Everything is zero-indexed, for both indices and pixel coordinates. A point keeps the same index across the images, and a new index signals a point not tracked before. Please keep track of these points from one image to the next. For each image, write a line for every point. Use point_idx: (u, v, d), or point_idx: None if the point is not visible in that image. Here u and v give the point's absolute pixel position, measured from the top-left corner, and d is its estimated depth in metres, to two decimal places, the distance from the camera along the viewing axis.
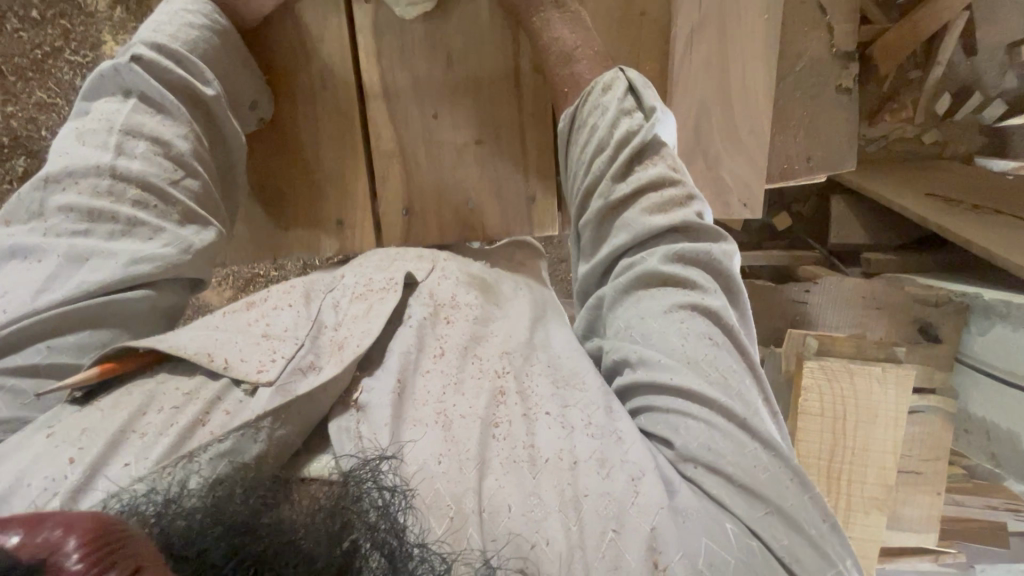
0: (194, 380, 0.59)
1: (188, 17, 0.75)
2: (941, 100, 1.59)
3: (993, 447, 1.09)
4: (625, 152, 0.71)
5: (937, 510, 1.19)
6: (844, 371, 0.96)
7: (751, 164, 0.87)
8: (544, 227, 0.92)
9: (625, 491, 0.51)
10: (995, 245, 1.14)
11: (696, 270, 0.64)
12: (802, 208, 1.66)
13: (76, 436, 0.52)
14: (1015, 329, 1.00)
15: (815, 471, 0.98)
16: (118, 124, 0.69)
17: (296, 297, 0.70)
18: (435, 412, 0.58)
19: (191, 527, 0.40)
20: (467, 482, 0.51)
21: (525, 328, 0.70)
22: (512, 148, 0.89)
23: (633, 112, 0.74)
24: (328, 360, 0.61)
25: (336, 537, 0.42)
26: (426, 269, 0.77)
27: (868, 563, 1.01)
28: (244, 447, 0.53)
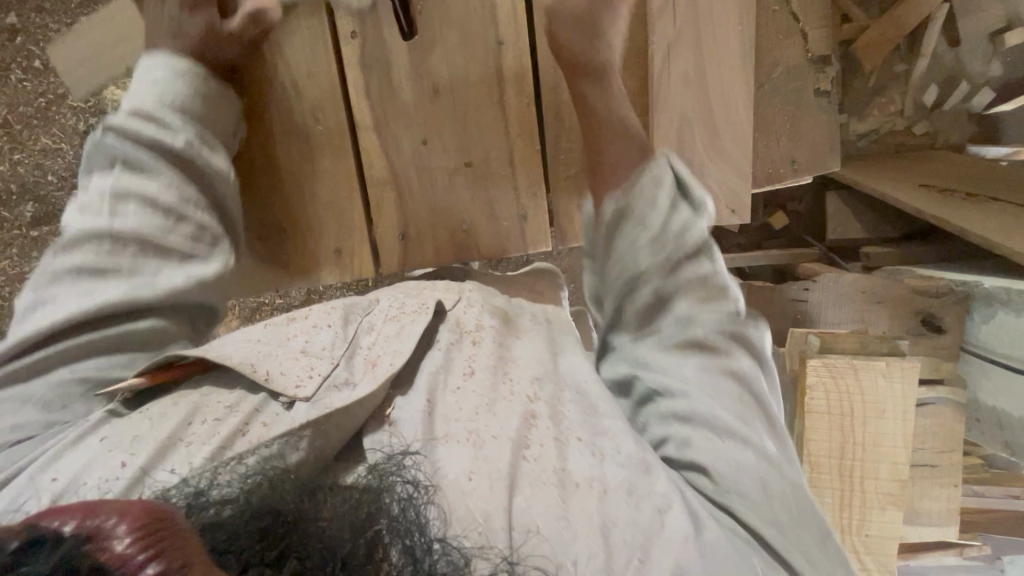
0: (234, 393, 0.62)
1: (153, 73, 0.77)
2: (928, 92, 1.61)
3: (1006, 434, 1.09)
4: (675, 249, 0.66)
5: (956, 503, 1.17)
6: (849, 368, 0.95)
7: (736, 170, 0.89)
8: (538, 244, 0.94)
9: (653, 522, 0.54)
10: (993, 234, 1.15)
11: (727, 338, 0.65)
12: (798, 207, 1.67)
13: (127, 442, 0.56)
14: (1016, 315, 1.01)
15: (828, 469, 0.98)
16: (108, 191, 0.72)
17: (334, 317, 0.72)
18: (465, 431, 0.59)
19: (222, 516, 0.43)
20: (498, 500, 0.53)
21: (548, 354, 0.72)
22: (502, 168, 0.91)
23: (683, 204, 0.69)
24: (363, 376, 0.64)
25: (359, 528, 0.44)
26: (454, 298, 0.79)
27: (888, 560, 1.00)
28: (286, 451, 0.56)
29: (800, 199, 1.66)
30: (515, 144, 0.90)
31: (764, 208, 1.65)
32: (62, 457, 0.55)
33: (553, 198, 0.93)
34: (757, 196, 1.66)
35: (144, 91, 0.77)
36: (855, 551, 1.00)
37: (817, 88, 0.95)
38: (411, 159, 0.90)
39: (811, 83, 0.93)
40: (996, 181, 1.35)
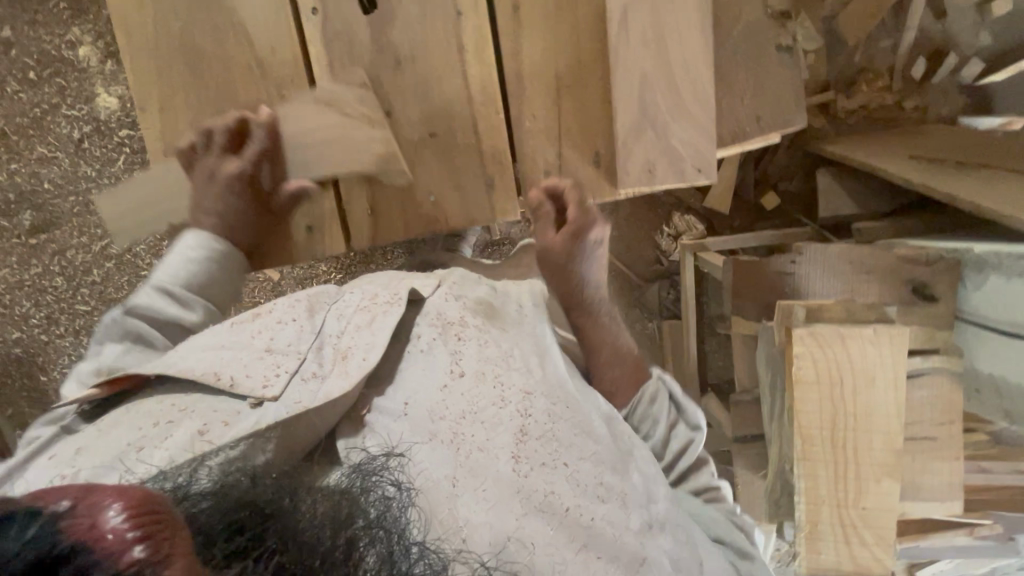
0: (191, 397, 0.74)
1: (189, 255, 0.86)
2: (916, 66, 1.59)
3: (1005, 403, 1.06)
4: (680, 455, 0.93)
5: (959, 477, 1.14)
6: (836, 337, 0.92)
7: (701, 130, 0.89)
8: (507, 213, 0.95)
9: (628, 552, 0.75)
10: (982, 197, 1.13)
11: (717, 495, 0.93)
12: (789, 186, 1.67)
13: (71, 456, 0.67)
14: (1008, 279, 0.99)
15: (820, 442, 0.96)
16: (108, 365, 0.77)
17: (299, 311, 0.86)
18: (449, 430, 0.76)
19: (214, 507, 0.51)
20: (486, 509, 0.71)
21: (538, 363, 0.86)
22: (467, 139, 0.93)
23: (679, 423, 0.96)
24: (331, 368, 0.79)
25: (339, 527, 0.53)
26: (433, 286, 0.93)
27: (888, 534, 0.98)
28: (252, 453, 0.67)
29: (791, 178, 1.67)
30: (487, 117, 0.92)
31: (754, 189, 1.67)
32: (25, 473, 0.68)
33: (521, 169, 0.95)
34: (746, 178, 1.67)
35: (174, 269, 0.85)
36: (852, 526, 0.98)
37: (778, 44, 0.92)
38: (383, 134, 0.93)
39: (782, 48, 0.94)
40: (986, 148, 1.33)
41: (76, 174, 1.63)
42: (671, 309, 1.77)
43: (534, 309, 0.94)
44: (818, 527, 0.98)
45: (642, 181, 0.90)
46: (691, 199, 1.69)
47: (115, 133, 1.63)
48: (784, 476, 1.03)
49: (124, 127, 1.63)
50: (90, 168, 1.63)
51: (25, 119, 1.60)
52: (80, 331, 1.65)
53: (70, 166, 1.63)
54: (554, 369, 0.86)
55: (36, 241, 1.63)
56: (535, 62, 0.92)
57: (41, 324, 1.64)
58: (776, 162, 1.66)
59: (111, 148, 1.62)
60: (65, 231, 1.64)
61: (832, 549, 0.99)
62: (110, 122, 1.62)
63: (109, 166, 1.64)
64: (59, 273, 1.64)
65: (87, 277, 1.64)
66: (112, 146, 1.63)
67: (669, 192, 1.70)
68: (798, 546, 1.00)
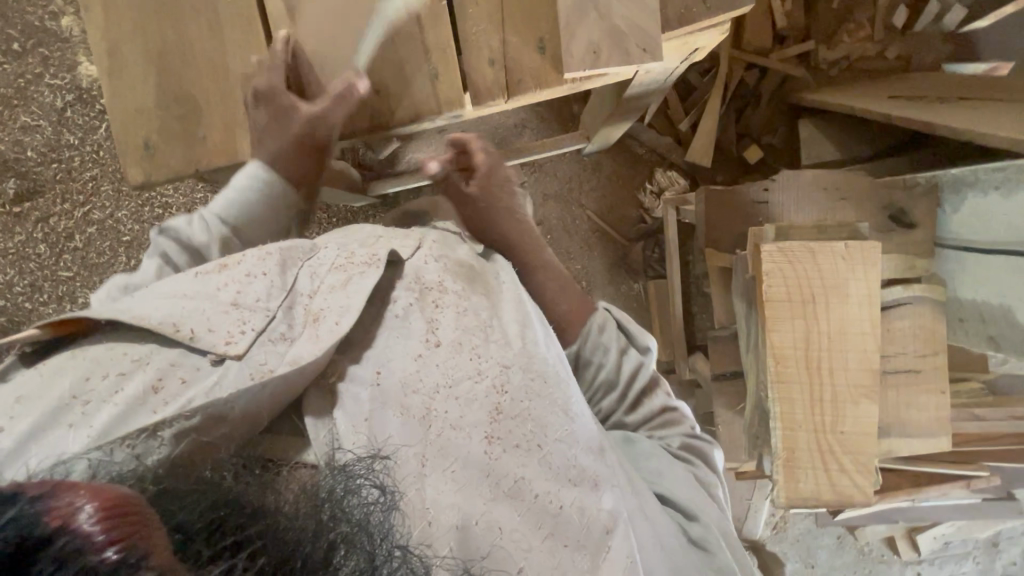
0: (145, 346, 0.63)
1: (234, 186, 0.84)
2: (896, 14, 1.58)
3: (990, 329, 1.02)
4: (637, 386, 0.86)
5: (945, 411, 1.08)
6: (806, 252, 0.91)
7: (644, 7, 0.79)
8: (451, 104, 0.88)
9: (598, 543, 0.65)
10: (961, 122, 1.11)
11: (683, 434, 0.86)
12: (772, 139, 1.66)
13: (6, 405, 0.57)
14: (986, 194, 0.99)
15: (793, 363, 0.94)
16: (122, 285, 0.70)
17: (270, 264, 0.71)
18: (421, 405, 0.64)
19: (174, 508, 0.43)
20: (454, 498, 0.60)
21: (519, 331, 0.73)
22: (406, 28, 0.87)
23: (630, 349, 0.88)
24: (302, 332, 0.67)
25: (322, 530, 0.46)
26: (412, 247, 0.78)
27: (867, 459, 0.95)
28: (210, 427, 0.57)
29: (774, 131, 1.66)
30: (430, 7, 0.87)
31: (736, 144, 1.67)
32: None
33: (466, 59, 0.88)
34: (728, 131, 1.67)
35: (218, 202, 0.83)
36: (831, 452, 0.95)
37: None
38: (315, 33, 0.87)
39: None
40: (968, 88, 1.33)
41: (59, 142, 1.64)
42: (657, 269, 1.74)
43: (506, 276, 0.83)
44: (796, 455, 0.95)
45: (586, 66, 0.80)
46: (674, 155, 1.68)
47: (97, 100, 1.64)
48: (761, 407, 1.00)
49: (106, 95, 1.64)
50: (72, 136, 1.64)
51: (9, 89, 1.62)
52: (60, 299, 1.64)
53: (53, 134, 1.63)
54: (538, 344, 0.73)
55: (20, 209, 1.64)
56: None
57: (22, 291, 1.63)
58: (758, 115, 1.66)
59: (94, 114, 1.63)
60: (48, 199, 1.64)
61: (811, 478, 0.95)
62: (92, 90, 1.63)
63: (92, 134, 1.65)
64: (41, 240, 1.64)
65: (68, 245, 1.64)
66: (94, 114, 1.64)
67: (651, 149, 1.70)
68: (775, 475, 0.96)
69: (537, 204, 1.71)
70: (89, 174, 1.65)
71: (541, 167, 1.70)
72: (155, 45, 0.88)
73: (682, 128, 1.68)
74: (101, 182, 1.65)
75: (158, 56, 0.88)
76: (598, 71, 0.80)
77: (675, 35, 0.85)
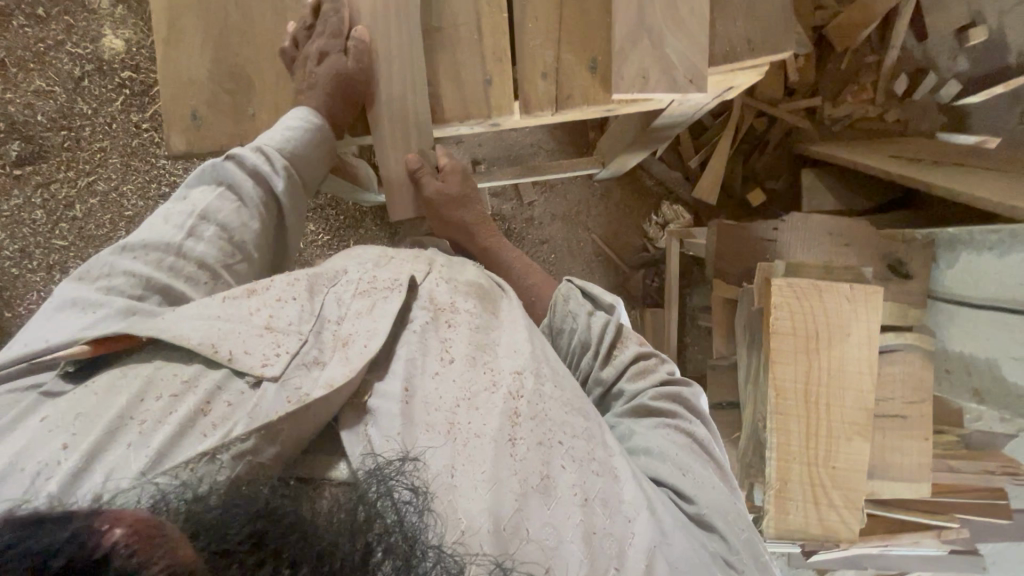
0: (192, 368, 0.65)
1: (290, 123, 0.92)
2: (899, 81, 1.68)
3: (975, 381, 1.08)
4: (604, 345, 0.84)
5: (929, 457, 1.11)
6: (813, 290, 0.96)
7: (694, 43, 0.84)
8: (501, 111, 0.93)
9: (624, 529, 0.64)
10: (957, 184, 1.18)
11: (674, 400, 0.80)
12: (775, 185, 1.75)
13: (69, 422, 0.59)
14: (981, 254, 1.04)
15: (793, 397, 0.96)
16: (198, 209, 0.82)
17: (299, 289, 0.74)
18: (446, 420, 0.66)
19: (220, 517, 0.46)
20: (486, 501, 0.60)
21: (527, 340, 0.76)
22: (468, 36, 0.94)
23: (596, 310, 0.89)
24: (332, 355, 0.69)
25: (358, 532, 0.49)
26: (424, 271, 0.83)
27: (857, 496, 0.97)
28: (262, 447, 0.59)
29: (777, 177, 1.75)
30: (485, 25, 0.93)
31: (741, 186, 1.75)
32: (9, 436, 0.59)
33: (521, 66, 0.92)
34: (733, 174, 1.76)
35: (276, 137, 0.91)
36: (822, 486, 0.97)
37: None
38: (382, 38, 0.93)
39: None
40: (960, 155, 1.42)
41: (71, 111, 1.61)
42: (654, 298, 1.78)
43: (512, 297, 0.86)
44: (788, 486, 0.97)
45: (635, 88, 0.85)
46: (682, 190, 1.74)
47: (117, 73, 1.62)
48: (757, 437, 1.03)
49: (126, 69, 1.62)
50: (86, 106, 1.61)
51: (27, 52, 1.59)
52: (52, 267, 1.60)
53: (66, 102, 1.61)
54: (549, 356, 0.77)
55: (20, 172, 1.60)
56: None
57: (13, 256, 1.60)
58: (762, 161, 1.75)
59: (111, 87, 1.61)
60: (51, 165, 1.61)
61: (801, 510, 0.98)
62: (113, 62, 1.61)
63: (106, 106, 1.62)
64: (39, 206, 1.60)
65: (66, 213, 1.61)
66: (112, 86, 1.62)
67: (659, 182, 1.77)
68: (767, 504, 0.98)
69: (545, 223, 1.75)
70: (98, 145, 1.62)
71: (552, 188, 1.75)
72: (206, 29, 0.95)
73: (690, 165, 1.75)
74: (109, 155, 1.62)
75: (215, 36, 0.96)
76: (645, 94, 0.85)
77: (719, 70, 0.92)
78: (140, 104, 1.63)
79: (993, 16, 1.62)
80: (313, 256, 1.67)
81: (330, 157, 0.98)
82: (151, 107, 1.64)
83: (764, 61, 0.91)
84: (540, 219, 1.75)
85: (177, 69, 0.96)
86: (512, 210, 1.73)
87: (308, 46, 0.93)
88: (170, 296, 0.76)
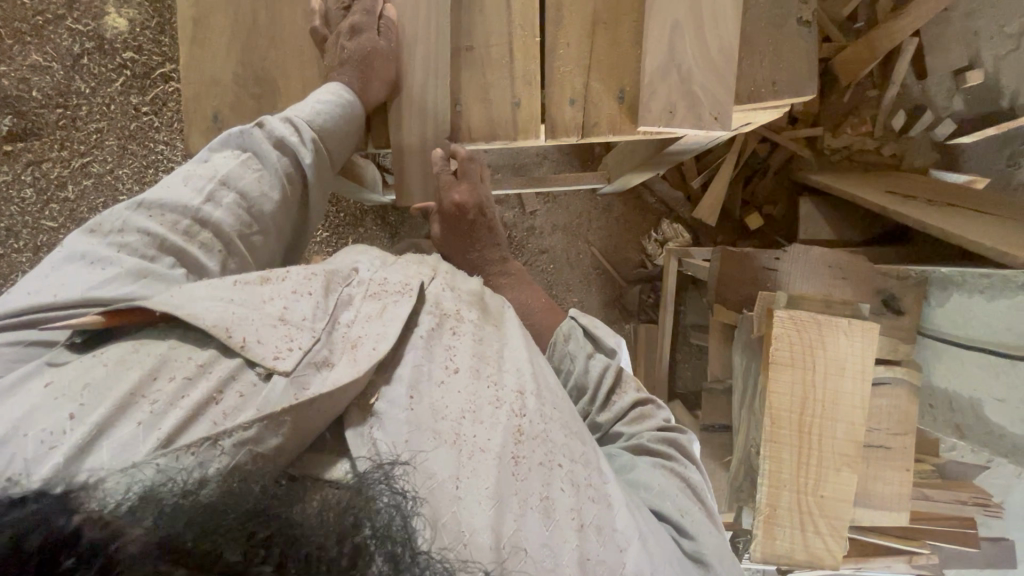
0: (205, 352, 0.64)
1: (318, 101, 0.91)
2: (897, 117, 1.73)
3: (957, 418, 1.12)
4: (602, 389, 0.85)
5: (908, 488, 1.15)
6: (813, 323, 0.98)
7: (721, 80, 0.86)
8: (528, 133, 0.96)
9: (616, 559, 0.62)
10: (945, 225, 1.22)
11: (672, 445, 0.81)
12: (772, 211, 1.78)
13: (77, 392, 0.58)
14: (970, 295, 1.06)
15: (787, 426, 0.99)
16: (218, 174, 0.81)
17: (316, 284, 0.73)
18: (451, 431, 0.64)
19: (208, 515, 0.44)
20: (487, 518, 0.59)
21: (529, 359, 0.75)
22: (500, 57, 0.96)
23: (597, 352, 0.89)
24: (341, 357, 0.67)
25: (344, 534, 0.46)
26: (428, 276, 0.82)
27: (841, 524, 1.00)
28: (265, 436, 0.58)
29: (775, 204, 1.78)
30: (515, 45, 0.96)
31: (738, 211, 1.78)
32: (14, 399, 0.58)
33: (550, 91, 0.95)
34: (732, 197, 1.79)
35: (306, 110, 0.90)
36: (809, 514, 1.00)
37: (799, 18, 0.94)
38: (418, 59, 0.97)
39: (798, 17, 0.94)
40: (955, 196, 1.46)
41: (68, 88, 1.56)
42: (649, 313, 1.80)
43: (506, 311, 0.84)
44: (777, 512, 1.00)
45: (663, 121, 0.87)
46: (683, 210, 1.77)
47: (118, 54, 1.57)
48: (749, 460, 1.06)
49: (128, 49, 1.57)
50: (84, 85, 1.56)
51: (23, 24, 1.52)
52: (39, 248, 1.56)
53: (63, 79, 1.55)
54: (547, 372, 0.77)
55: (10, 147, 1.55)
56: (574, 13, 0.94)
57: None
58: (762, 186, 1.79)
59: (112, 67, 1.56)
60: (44, 143, 1.56)
61: (787, 535, 1.00)
62: (114, 42, 1.56)
63: (105, 85, 1.57)
64: (29, 184, 1.56)
65: (58, 192, 1.57)
66: (112, 66, 1.57)
67: (661, 201, 1.79)
68: (755, 529, 1.01)
69: (545, 233, 1.75)
70: (95, 126, 1.58)
71: (555, 199, 1.75)
72: (237, 31, 0.97)
73: (693, 186, 1.77)
74: (106, 136, 1.58)
75: (246, 36, 0.97)
76: (671, 127, 0.88)
77: (742, 106, 0.95)
78: (140, 87, 1.59)
79: (990, 60, 1.67)
80: (312, 251, 1.65)
81: (358, 134, 0.98)
82: (151, 90, 1.59)
83: (786, 101, 0.95)
84: (541, 229, 1.75)
85: (203, 67, 0.97)
86: (514, 218, 1.73)
87: (342, 35, 0.94)
88: (183, 260, 0.75)
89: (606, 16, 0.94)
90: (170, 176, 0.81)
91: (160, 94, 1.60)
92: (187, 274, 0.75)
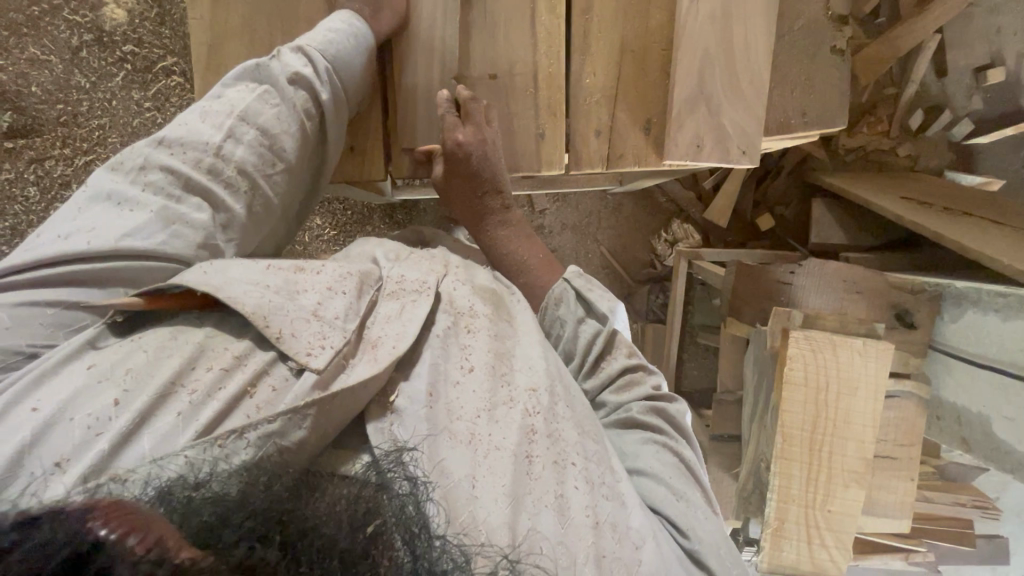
0: (241, 343, 0.62)
1: (330, 34, 0.88)
2: (914, 116, 1.70)
3: (963, 431, 1.14)
4: (591, 357, 0.82)
5: (912, 496, 1.18)
6: (827, 344, 0.99)
7: (750, 112, 0.87)
8: (552, 163, 0.94)
9: (631, 557, 0.62)
10: (960, 237, 1.21)
11: (665, 421, 0.79)
12: (784, 211, 1.77)
13: (119, 378, 0.57)
14: (985, 314, 1.06)
15: (799, 444, 1.01)
16: (239, 108, 0.78)
17: (350, 284, 0.71)
18: (467, 430, 0.64)
19: (212, 517, 0.42)
20: (501, 516, 0.58)
21: (542, 354, 0.73)
22: (524, 74, 0.94)
23: (588, 317, 0.85)
24: (361, 355, 0.65)
25: (357, 525, 0.45)
26: (439, 272, 0.81)
27: (847, 537, 1.03)
28: (289, 430, 0.56)
29: (788, 204, 1.78)
30: (540, 58, 0.93)
31: (750, 211, 1.77)
32: (52, 382, 0.56)
33: (574, 118, 0.95)
34: (748, 196, 1.77)
35: (318, 38, 0.87)
36: (817, 527, 1.02)
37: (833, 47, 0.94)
38: (427, 73, 0.94)
39: (831, 45, 0.94)
40: (965, 200, 1.44)
41: (67, 83, 1.52)
42: (657, 314, 1.81)
43: (517, 300, 0.84)
44: (786, 525, 1.02)
45: (690, 156, 0.86)
46: (694, 210, 1.76)
47: (118, 48, 1.53)
48: (760, 475, 1.08)
49: (128, 43, 1.53)
50: (84, 79, 1.52)
51: (18, 15, 1.47)
52: None
53: (63, 74, 1.51)
54: (556, 361, 0.75)
55: (10, 145, 1.50)
56: (600, 32, 0.93)
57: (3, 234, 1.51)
58: (776, 186, 1.77)
59: (113, 61, 1.52)
60: (44, 140, 1.52)
61: (794, 547, 1.03)
62: (114, 35, 1.52)
63: (106, 80, 1.53)
64: (31, 183, 1.52)
65: (63, 191, 1.54)
66: (112, 60, 1.53)
67: (671, 199, 1.78)
68: (763, 541, 1.03)
69: (555, 232, 1.73)
70: (97, 121, 1.54)
71: (565, 198, 1.72)
72: (252, 44, 0.94)
73: (704, 186, 1.76)
74: (109, 133, 1.55)
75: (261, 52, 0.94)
76: (697, 162, 0.87)
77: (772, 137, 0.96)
78: (142, 82, 1.55)
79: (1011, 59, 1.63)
80: (317, 251, 1.62)
81: (368, 75, 0.94)
82: (153, 86, 1.55)
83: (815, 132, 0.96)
84: (550, 228, 1.72)
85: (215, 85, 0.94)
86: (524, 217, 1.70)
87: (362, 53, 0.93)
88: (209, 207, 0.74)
89: (631, 32, 0.93)
90: (184, 113, 0.79)
91: (162, 90, 1.56)
92: (212, 215, 0.74)
